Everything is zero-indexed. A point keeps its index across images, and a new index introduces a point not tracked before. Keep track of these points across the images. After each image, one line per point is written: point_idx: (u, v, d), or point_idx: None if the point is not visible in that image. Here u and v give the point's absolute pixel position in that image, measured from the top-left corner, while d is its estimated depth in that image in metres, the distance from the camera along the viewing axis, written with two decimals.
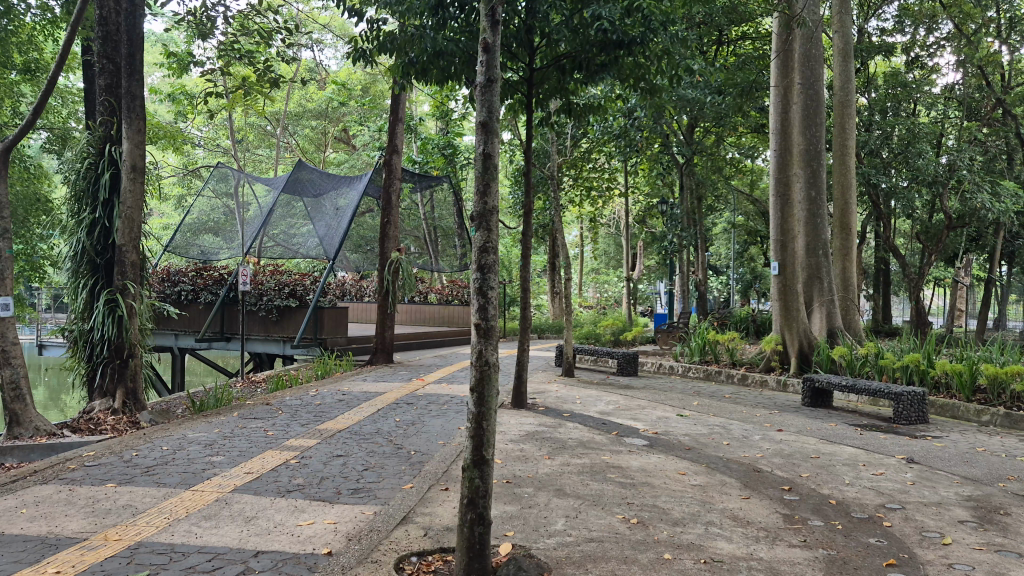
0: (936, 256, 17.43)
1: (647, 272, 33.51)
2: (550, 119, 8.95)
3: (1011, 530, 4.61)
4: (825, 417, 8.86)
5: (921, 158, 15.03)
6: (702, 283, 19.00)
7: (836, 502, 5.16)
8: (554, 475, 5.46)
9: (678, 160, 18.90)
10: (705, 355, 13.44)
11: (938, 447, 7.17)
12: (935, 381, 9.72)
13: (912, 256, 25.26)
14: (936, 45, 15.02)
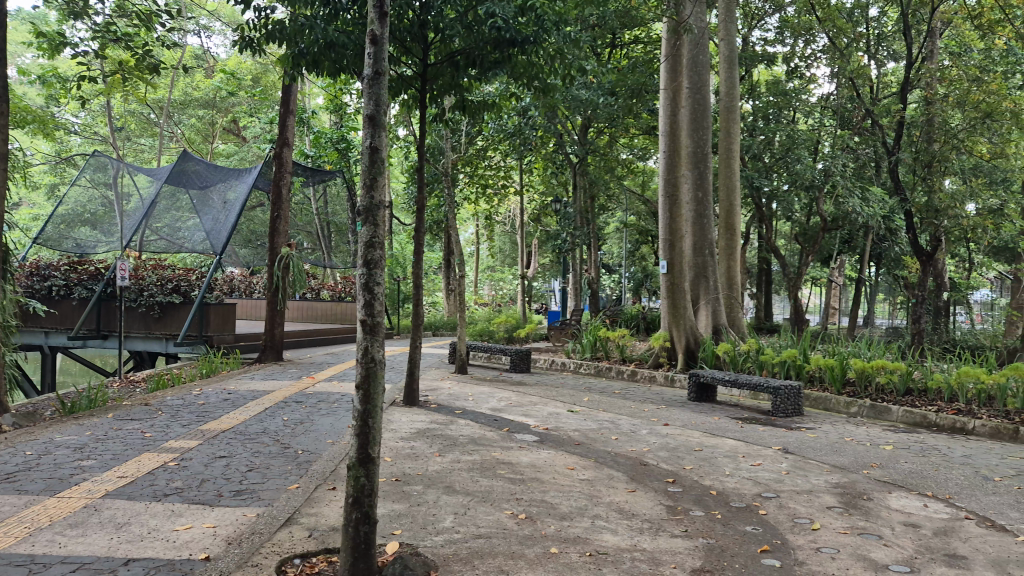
0: (813, 257, 18.38)
1: (541, 270, 33.91)
2: (445, 117, 8.94)
3: (873, 514, 4.90)
4: (709, 411, 9.20)
5: (800, 163, 15.86)
6: (594, 281, 19.38)
7: (717, 493, 5.35)
8: (443, 472, 5.44)
9: (572, 160, 19.20)
10: (595, 352, 13.76)
11: (811, 438, 7.55)
12: (810, 375, 10.25)
13: (791, 256, 26.49)
14: (812, 57, 15.77)
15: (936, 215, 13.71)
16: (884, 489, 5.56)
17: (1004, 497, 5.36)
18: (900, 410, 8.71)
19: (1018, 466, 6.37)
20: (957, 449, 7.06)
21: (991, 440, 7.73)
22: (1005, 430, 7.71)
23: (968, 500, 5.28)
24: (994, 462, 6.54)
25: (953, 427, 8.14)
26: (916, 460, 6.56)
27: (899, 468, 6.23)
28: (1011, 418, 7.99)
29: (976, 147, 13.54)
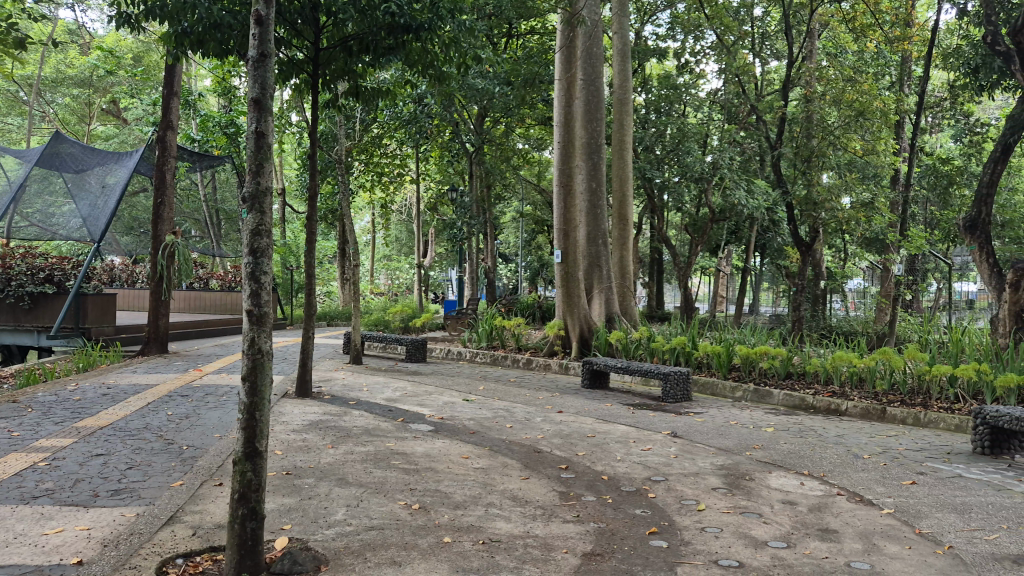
0: (701, 247, 19.02)
1: (437, 260, 33.79)
2: (337, 102, 8.74)
3: (754, 493, 5.12)
4: (602, 398, 9.40)
5: (689, 156, 16.40)
6: (490, 270, 19.46)
7: (608, 478, 5.47)
8: (336, 464, 5.35)
9: (468, 148, 19.16)
10: (491, 341, 13.85)
11: (698, 422, 7.82)
12: (698, 361, 10.63)
13: (681, 246, 27.28)
14: (702, 54, 16.24)
15: (815, 207, 14.46)
16: (764, 469, 5.82)
17: (872, 474, 5.69)
18: (780, 394, 9.13)
19: (885, 444, 6.79)
20: (831, 430, 7.45)
21: (862, 420, 8.21)
22: (874, 410, 8.20)
23: (840, 477, 5.59)
24: (864, 440, 6.94)
25: (828, 409, 8.60)
26: (794, 441, 6.89)
27: (779, 449, 6.53)
28: (880, 399, 8.50)
29: (851, 144, 14.27)
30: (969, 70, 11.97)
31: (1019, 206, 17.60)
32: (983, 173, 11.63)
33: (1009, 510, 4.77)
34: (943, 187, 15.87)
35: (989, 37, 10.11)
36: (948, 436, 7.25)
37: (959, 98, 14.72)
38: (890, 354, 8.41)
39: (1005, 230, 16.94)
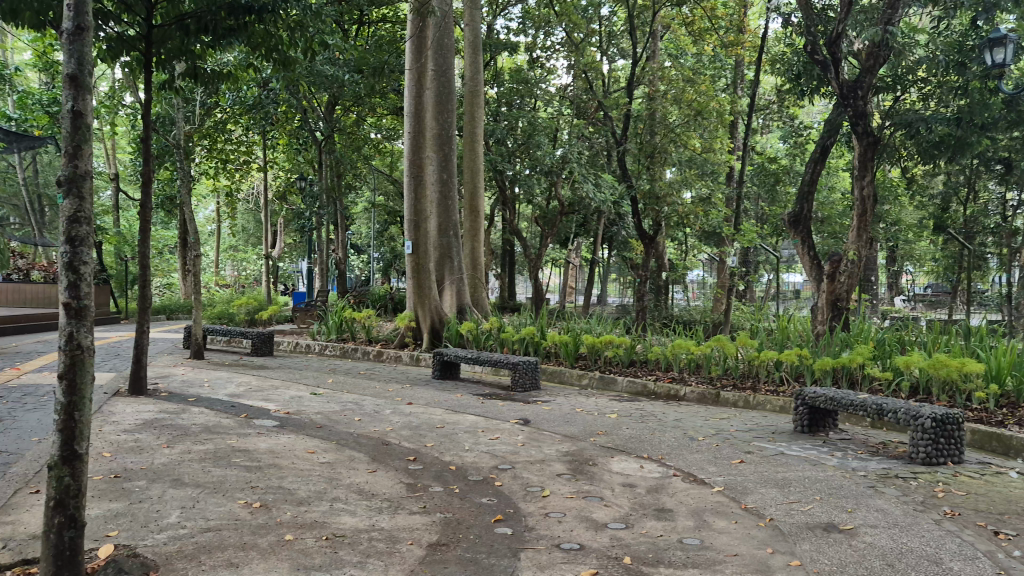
0: (551, 239, 19.49)
1: (287, 250, 32.77)
2: (175, 84, 8.27)
3: (597, 478, 5.30)
4: (452, 389, 9.44)
5: (539, 150, 16.75)
6: (341, 262, 19.03)
7: (456, 468, 5.49)
8: (171, 464, 5.09)
9: (317, 137, 18.66)
10: (341, 333, 13.63)
11: (546, 410, 8.00)
12: (546, 351, 10.91)
13: (532, 239, 27.78)
14: (551, 50, 16.51)
15: (657, 202, 14.97)
16: (607, 454, 6.04)
17: (705, 455, 6.02)
18: (624, 381, 9.50)
19: (718, 426, 7.19)
20: (670, 414, 7.83)
21: (699, 404, 8.67)
22: (709, 395, 8.68)
23: (677, 459, 5.88)
24: (699, 423, 7.33)
25: (668, 395, 9.03)
26: (635, 426, 7.19)
27: (621, 434, 6.79)
28: (715, 384, 9.01)
29: (691, 142, 15.02)
30: (793, 76, 12.87)
31: (837, 203, 19.11)
32: (806, 173, 12.51)
33: (823, 482, 5.18)
34: (771, 184, 17.01)
35: (809, 47, 10.92)
36: (774, 417, 7.78)
37: (785, 103, 15.79)
38: (724, 342, 8.91)
39: (824, 225, 18.37)
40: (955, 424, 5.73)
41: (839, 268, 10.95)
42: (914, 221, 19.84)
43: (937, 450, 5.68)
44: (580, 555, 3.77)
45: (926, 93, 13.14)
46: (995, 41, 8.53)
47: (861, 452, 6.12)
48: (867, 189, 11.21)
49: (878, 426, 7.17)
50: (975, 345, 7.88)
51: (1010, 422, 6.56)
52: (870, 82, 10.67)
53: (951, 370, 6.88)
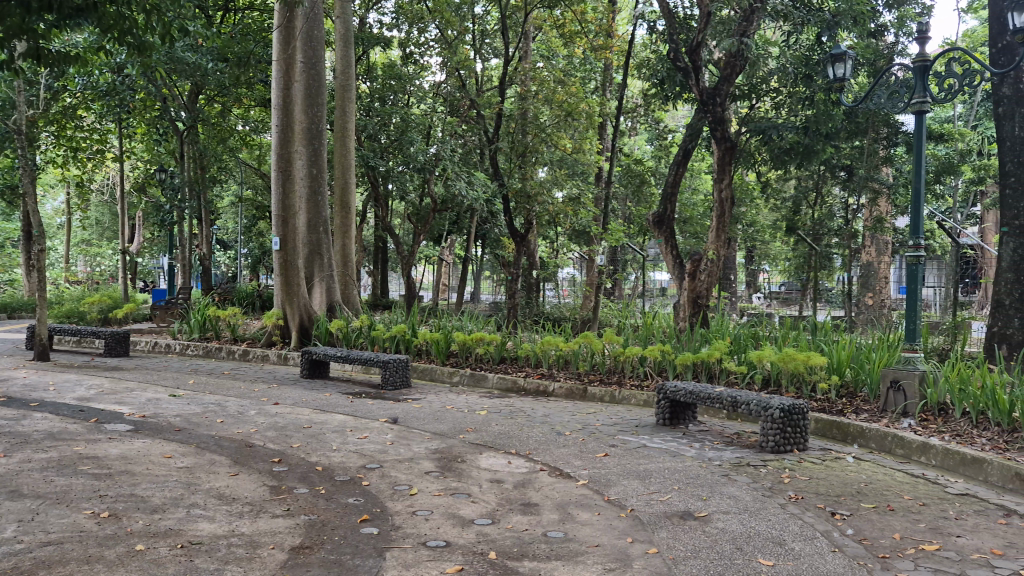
0: (425, 235, 19.39)
1: (146, 245, 31.10)
2: (15, 65, 7.69)
3: (464, 474, 5.32)
4: (321, 388, 9.25)
5: (412, 147, 16.70)
6: (205, 257, 18.24)
7: (322, 468, 5.39)
8: (9, 475, 4.74)
9: (178, 126, 17.82)
10: (204, 332, 13.11)
11: (416, 408, 7.97)
12: (418, 348, 10.90)
13: (405, 236, 27.54)
14: (425, 47, 16.40)
15: (528, 200, 15.19)
16: (476, 450, 6.08)
17: (571, 449, 6.16)
18: (494, 377, 9.61)
19: (584, 420, 7.38)
20: (538, 410, 7.97)
21: (567, 399, 8.87)
22: (577, 390, 8.91)
23: (543, 454, 5.99)
24: (566, 418, 7.50)
25: (537, 390, 9.19)
26: (504, 422, 7.27)
27: (490, 430, 6.85)
28: (583, 379, 9.26)
29: (562, 142, 15.33)
30: (658, 81, 13.29)
31: (698, 204, 19.95)
32: (668, 175, 12.95)
33: (681, 472, 5.40)
34: (636, 185, 17.53)
35: (672, 53, 11.38)
36: (637, 410, 8.06)
37: (650, 108, 16.32)
38: (591, 338, 9.15)
39: (687, 225, 19.15)
40: (800, 414, 6.12)
41: (700, 267, 11.44)
42: (768, 221, 20.98)
43: (784, 439, 6.04)
44: (446, 553, 3.78)
45: (778, 102, 13.89)
46: (836, 56, 9.13)
47: (717, 443, 6.43)
48: (725, 191, 11.74)
49: (733, 418, 7.56)
50: (820, 339, 8.44)
51: (849, 410, 7.07)
52: (728, 89, 11.21)
53: (798, 363, 7.31)
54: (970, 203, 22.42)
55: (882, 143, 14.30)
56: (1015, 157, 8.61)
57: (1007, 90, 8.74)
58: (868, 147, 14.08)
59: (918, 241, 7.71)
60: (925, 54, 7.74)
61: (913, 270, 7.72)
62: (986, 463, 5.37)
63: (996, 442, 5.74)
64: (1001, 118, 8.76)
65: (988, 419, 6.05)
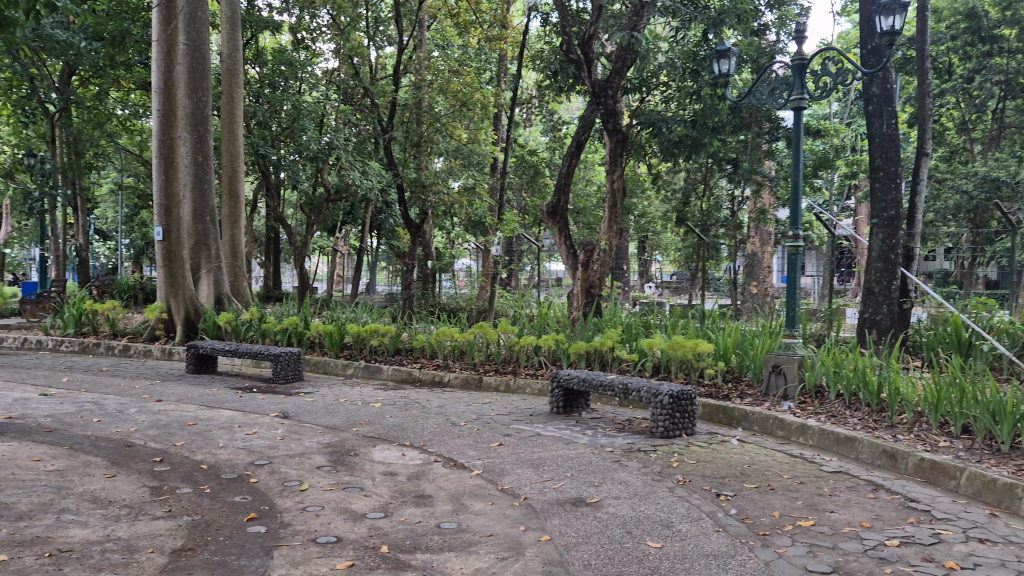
0: (318, 225, 18.94)
1: (15, 236, 29.27)
2: None
3: (357, 468, 5.23)
4: (208, 383, 8.91)
5: (304, 135, 16.25)
6: (81, 248, 17.27)
7: (207, 467, 5.19)
8: None
9: (49, 109, 16.77)
10: (80, 327, 12.43)
11: (308, 401, 7.78)
12: (310, 341, 10.70)
13: (297, 225, 26.87)
14: (316, 33, 15.98)
15: (423, 190, 14.77)
16: (369, 443, 5.99)
17: (466, 439, 6.15)
18: (389, 369, 9.51)
19: (479, 410, 7.40)
20: (433, 401, 7.93)
21: (463, 389, 8.87)
22: (472, 380, 8.91)
23: (438, 445, 5.96)
24: (462, 409, 7.49)
25: (433, 381, 9.16)
26: (399, 414, 7.20)
27: (383, 423, 6.76)
28: (478, 369, 9.28)
29: (457, 132, 15.26)
30: (551, 73, 13.37)
31: (591, 195, 20.28)
32: (562, 166, 13.12)
33: (573, 460, 5.48)
34: (530, 176, 17.55)
35: (564, 46, 11.51)
36: (532, 399, 8.14)
37: (545, 100, 16.44)
38: (487, 329, 9.15)
39: (580, 217, 19.41)
40: (688, 399, 6.30)
41: (592, 257, 11.63)
42: (659, 213, 21.53)
43: (673, 424, 6.21)
44: (336, 548, 3.70)
45: (668, 96, 14.21)
46: (721, 52, 9.43)
47: (609, 429, 6.55)
48: (617, 182, 11.94)
49: (624, 404, 7.73)
50: (707, 327, 8.74)
51: (734, 395, 7.36)
52: (619, 83, 11.42)
53: (686, 351, 7.53)
54: (844, 196, 23.66)
55: (764, 137, 14.86)
56: (884, 152, 9.10)
57: (876, 89, 9.22)
58: (752, 141, 14.61)
59: (797, 231, 8.07)
60: (803, 53, 8.08)
61: (793, 259, 8.07)
62: (858, 442, 5.67)
63: (867, 421, 6.08)
64: (871, 116, 9.23)
65: (859, 400, 6.39)
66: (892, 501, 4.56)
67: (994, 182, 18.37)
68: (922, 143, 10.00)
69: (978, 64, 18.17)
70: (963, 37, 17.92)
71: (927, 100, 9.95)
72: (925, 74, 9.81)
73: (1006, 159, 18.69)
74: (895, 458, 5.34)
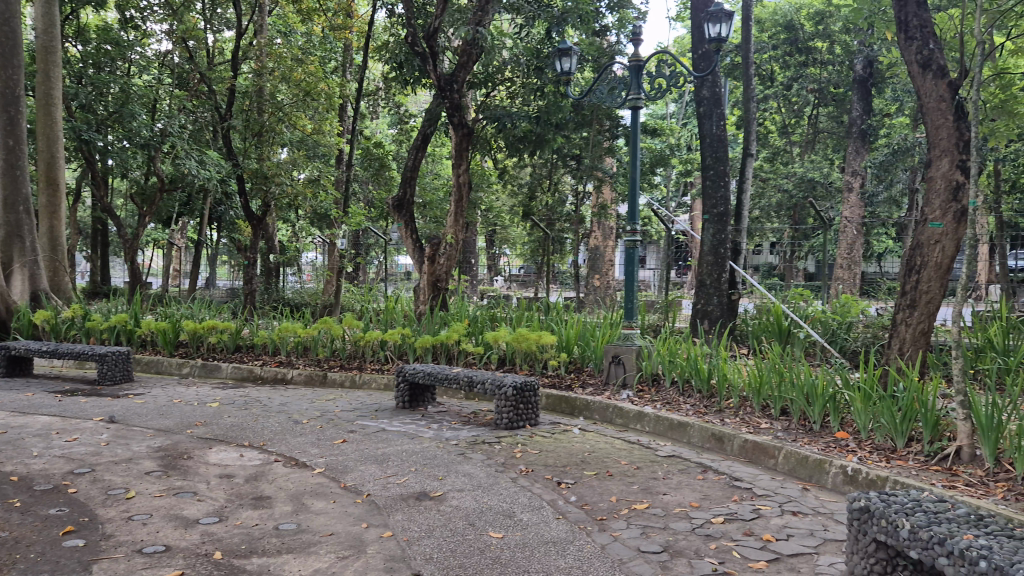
0: (150, 217, 17.86)
1: None
2: None
3: (191, 472, 4.99)
4: (22, 387, 8.22)
5: (134, 121, 15.15)
6: None
7: (18, 478, 4.77)
8: None
9: None
10: None
11: (138, 404, 7.34)
12: (141, 339, 10.09)
13: (127, 217, 25.25)
14: (146, 13, 15.02)
15: (265, 181, 14.04)
16: (204, 446, 5.72)
17: (308, 437, 6.00)
18: (228, 367, 9.14)
19: (323, 407, 7.23)
20: (275, 399, 7.68)
21: (307, 386, 8.65)
22: (316, 376, 8.70)
23: (278, 444, 5.77)
24: (305, 406, 7.30)
25: (275, 378, 8.87)
26: (238, 413, 6.93)
27: (220, 423, 6.48)
28: (322, 366, 9.06)
29: (300, 122, 14.78)
30: (397, 65, 13.20)
31: (439, 189, 20.25)
32: (408, 160, 13.01)
33: (418, 454, 5.46)
34: (376, 169, 16.97)
35: (409, 37, 11.38)
36: (378, 395, 8.05)
37: (392, 92, 16.26)
38: (331, 324, 8.96)
39: (427, 210, 19.33)
40: (531, 390, 6.42)
41: (438, 251, 11.63)
42: (506, 208, 21.81)
43: (516, 415, 6.32)
44: (164, 558, 3.51)
45: (512, 91, 14.37)
46: (562, 51, 9.65)
47: (454, 422, 6.58)
48: (463, 176, 11.95)
49: (470, 397, 7.79)
50: (551, 319, 8.95)
51: (576, 385, 7.60)
52: (464, 78, 11.45)
53: (530, 343, 7.66)
54: (680, 192, 24.85)
55: (605, 134, 15.36)
56: (714, 152, 9.65)
57: (706, 91, 9.73)
58: (593, 138, 15.08)
59: (634, 226, 8.40)
60: (639, 55, 8.41)
61: (631, 254, 8.40)
62: (689, 427, 5.98)
63: (698, 407, 6.43)
64: (702, 117, 9.73)
65: (691, 386, 6.74)
66: (719, 481, 4.84)
67: (811, 182, 19.88)
68: (748, 144, 10.64)
69: (796, 73, 19.59)
70: (782, 47, 19.20)
71: (752, 104, 10.60)
72: (750, 79, 10.45)
73: (820, 161, 20.25)
74: (722, 440, 5.67)
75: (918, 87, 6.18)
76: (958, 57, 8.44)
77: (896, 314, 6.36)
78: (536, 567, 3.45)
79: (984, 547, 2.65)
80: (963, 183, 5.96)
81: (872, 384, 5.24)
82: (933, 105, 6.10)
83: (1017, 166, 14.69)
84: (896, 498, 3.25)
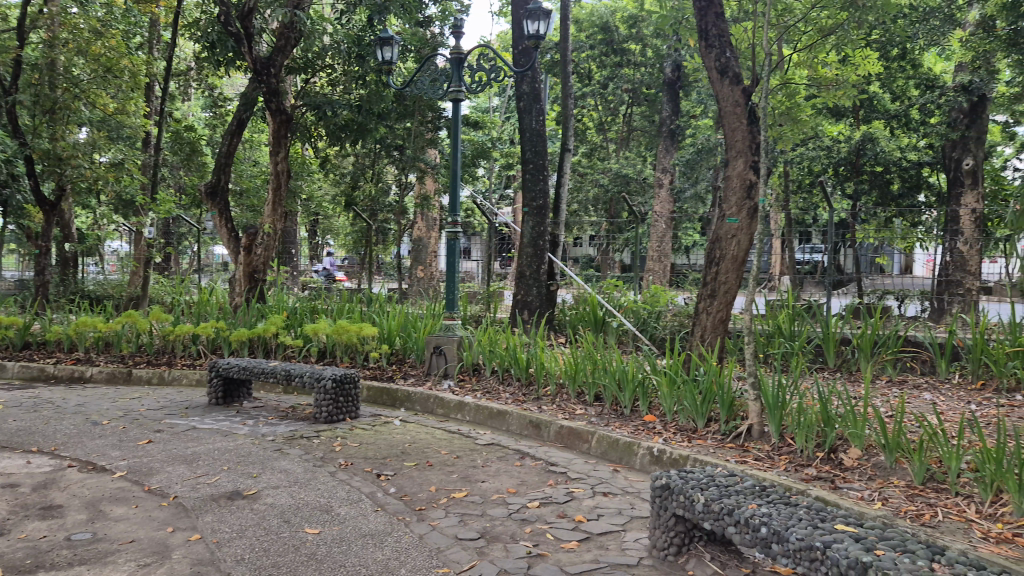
0: None
1: None
2: None
3: None
4: None
5: None
6: None
7: None
8: None
9: None
10: None
11: None
12: None
13: None
14: None
15: (58, 163, 13.01)
16: None
17: (108, 439, 5.60)
18: (16, 366, 8.37)
19: (126, 407, 6.77)
20: (70, 399, 7.09)
21: (108, 384, 8.05)
22: (119, 374, 8.13)
23: (73, 448, 5.35)
24: (105, 406, 6.80)
25: (71, 377, 8.19)
26: (25, 416, 6.34)
27: (5, 428, 5.90)
28: (126, 362, 8.48)
29: (100, 101, 13.69)
30: (209, 44, 12.51)
31: (257, 176, 19.45)
32: (222, 144, 12.40)
33: (231, 452, 5.24)
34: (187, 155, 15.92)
35: (221, 17, 10.76)
36: (188, 391, 7.63)
37: (204, 72, 15.40)
38: (136, 318, 8.38)
39: (244, 198, 18.51)
40: (351, 383, 6.33)
41: (255, 241, 11.18)
42: (328, 197, 21.27)
43: (336, 408, 6.20)
44: None
45: (333, 78, 14.02)
46: (384, 40, 9.54)
47: (270, 418, 6.37)
48: (282, 164, 11.54)
49: (288, 392, 7.57)
50: (373, 311, 8.85)
51: (398, 376, 7.56)
52: (281, 61, 11.02)
53: (350, 336, 7.54)
54: (503, 185, 25.26)
55: (427, 125, 15.32)
56: (533, 146, 9.86)
57: (525, 87, 9.91)
58: (415, 129, 15.04)
59: (455, 218, 8.45)
60: (460, 48, 8.45)
61: (452, 245, 8.44)
62: (508, 414, 6.13)
63: (517, 395, 6.59)
64: (522, 112, 9.94)
65: (511, 375, 6.89)
66: (536, 467, 4.99)
67: (625, 177, 20.78)
68: (565, 140, 10.97)
69: (611, 72, 20.51)
70: (599, 47, 20.23)
71: (570, 100, 10.93)
72: (568, 76, 10.75)
73: (634, 159, 21.26)
74: (539, 427, 5.85)
75: (717, 92, 6.60)
76: (752, 65, 9.12)
77: (699, 304, 6.85)
78: (353, 561, 3.41)
79: (766, 514, 2.91)
80: (755, 182, 6.45)
81: (677, 369, 5.57)
82: (729, 109, 6.53)
83: (802, 167, 16.01)
84: (692, 475, 3.50)
